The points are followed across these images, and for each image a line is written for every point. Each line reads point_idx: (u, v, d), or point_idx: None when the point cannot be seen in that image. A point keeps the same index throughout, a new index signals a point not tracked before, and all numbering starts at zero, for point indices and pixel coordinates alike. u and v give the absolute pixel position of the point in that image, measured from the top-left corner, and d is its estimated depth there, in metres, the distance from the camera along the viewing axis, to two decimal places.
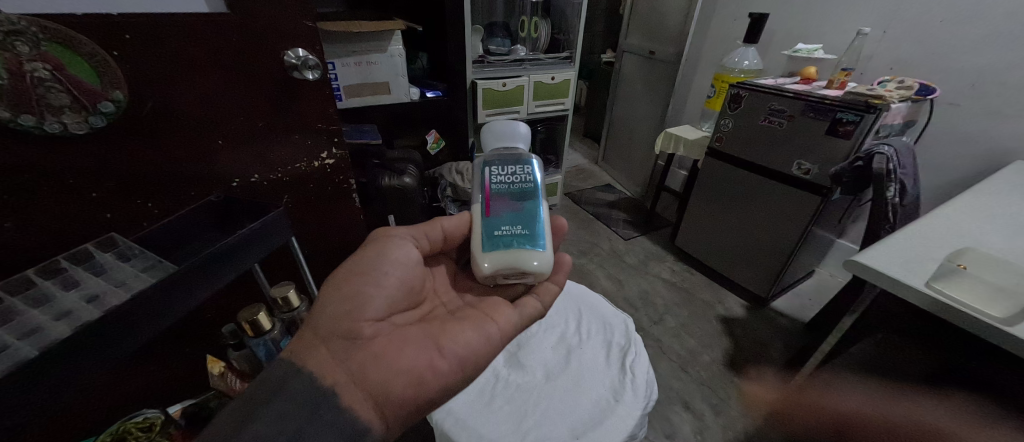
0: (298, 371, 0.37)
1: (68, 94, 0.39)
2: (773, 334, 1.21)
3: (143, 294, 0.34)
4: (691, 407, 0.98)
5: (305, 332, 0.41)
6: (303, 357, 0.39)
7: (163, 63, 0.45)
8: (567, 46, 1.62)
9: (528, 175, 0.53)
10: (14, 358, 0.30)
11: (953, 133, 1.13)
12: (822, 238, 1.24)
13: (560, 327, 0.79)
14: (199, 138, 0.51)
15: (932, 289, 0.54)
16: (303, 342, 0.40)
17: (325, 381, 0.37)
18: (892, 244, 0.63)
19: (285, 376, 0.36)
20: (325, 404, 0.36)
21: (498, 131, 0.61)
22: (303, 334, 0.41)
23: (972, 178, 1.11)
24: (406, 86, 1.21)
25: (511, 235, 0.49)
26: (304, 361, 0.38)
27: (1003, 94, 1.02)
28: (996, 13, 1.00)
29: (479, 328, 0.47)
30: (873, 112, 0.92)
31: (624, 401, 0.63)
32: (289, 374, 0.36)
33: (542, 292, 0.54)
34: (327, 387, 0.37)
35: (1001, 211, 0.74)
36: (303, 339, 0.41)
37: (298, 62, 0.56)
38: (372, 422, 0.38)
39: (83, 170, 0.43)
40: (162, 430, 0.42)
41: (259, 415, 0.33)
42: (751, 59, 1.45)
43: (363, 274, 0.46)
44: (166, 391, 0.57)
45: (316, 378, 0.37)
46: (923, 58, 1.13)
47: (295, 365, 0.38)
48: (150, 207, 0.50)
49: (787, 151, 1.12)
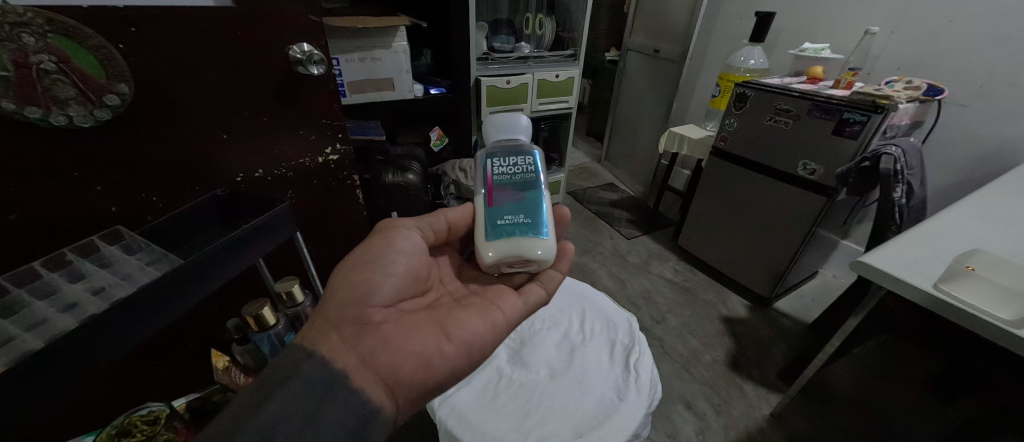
0: (309, 354, 0.37)
1: (74, 87, 0.39)
2: (775, 335, 1.20)
3: (147, 287, 0.34)
4: (693, 406, 0.98)
5: (315, 318, 0.41)
6: (314, 341, 0.38)
7: (168, 57, 0.45)
8: (572, 44, 1.61)
9: (531, 166, 0.53)
10: (19, 350, 0.30)
11: (960, 134, 1.12)
12: (827, 238, 1.23)
13: (564, 325, 0.79)
14: (203, 132, 0.51)
15: (940, 291, 0.53)
16: (314, 327, 0.40)
17: (337, 363, 0.37)
18: (900, 245, 0.63)
19: (297, 359, 0.36)
20: (337, 385, 0.35)
21: (501, 123, 0.61)
22: (314, 320, 0.41)
23: (979, 179, 1.11)
24: (410, 83, 1.19)
25: (514, 223, 0.49)
26: (315, 345, 0.38)
27: (1011, 95, 1.01)
28: (1006, 12, 0.98)
29: (484, 315, 0.48)
30: (880, 112, 0.92)
31: (628, 400, 0.63)
32: (301, 357, 0.36)
33: (546, 279, 0.53)
34: (339, 369, 0.37)
35: (1010, 212, 0.73)
36: (313, 324, 0.40)
37: (303, 57, 0.55)
38: (382, 404, 0.38)
39: (88, 163, 0.43)
40: (166, 424, 0.41)
41: (273, 396, 0.32)
42: (757, 58, 1.45)
43: (368, 263, 0.45)
44: (168, 385, 0.57)
45: (328, 361, 0.37)
46: (930, 59, 1.12)
47: (306, 348, 0.37)
48: (155, 201, 0.50)
49: (794, 151, 1.11)
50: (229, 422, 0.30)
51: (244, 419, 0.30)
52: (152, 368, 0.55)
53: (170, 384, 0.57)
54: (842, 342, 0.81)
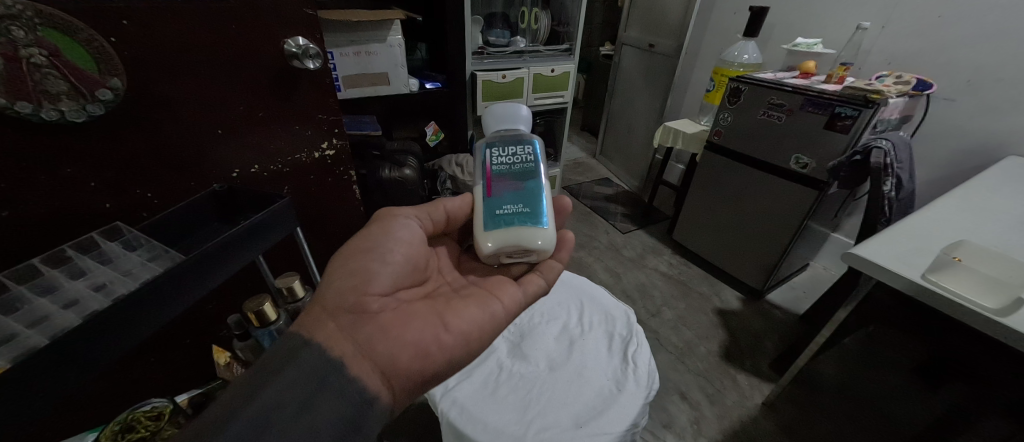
0: (308, 342, 0.37)
1: (65, 80, 0.38)
2: (768, 326, 1.23)
3: (147, 285, 0.34)
4: (688, 396, 1.00)
5: (314, 305, 0.42)
6: (311, 329, 0.38)
7: (161, 49, 0.44)
8: (566, 38, 1.60)
9: (530, 156, 0.53)
10: (25, 347, 0.30)
11: (948, 128, 1.14)
12: (817, 231, 1.26)
13: (562, 318, 0.80)
14: (197, 127, 0.50)
15: (928, 281, 0.54)
16: (312, 315, 0.40)
17: (334, 351, 0.37)
18: (888, 238, 0.64)
19: (295, 346, 0.36)
20: (335, 372, 0.35)
21: (501, 113, 0.61)
22: (313, 308, 0.41)
23: (964, 173, 1.13)
24: (405, 77, 1.19)
25: (513, 213, 0.49)
26: (312, 333, 0.38)
27: (998, 90, 1.03)
28: (992, 11, 1.01)
29: (483, 306, 0.48)
30: (872, 107, 0.92)
31: (626, 390, 0.64)
32: (299, 345, 0.36)
33: (546, 269, 0.54)
34: (337, 356, 0.37)
35: (995, 204, 0.75)
36: (311, 311, 0.41)
37: (299, 50, 0.55)
38: (379, 391, 0.38)
39: (79, 160, 0.42)
40: (170, 419, 0.41)
41: (272, 381, 0.32)
42: (751, 53, 1.47)
43: (367, 251, 0.46)
44: (163, 384, 0.56)
45: (326, 348, 0.37)
46: (920, 54, 1.14)
47: (303, 336, 0.37)
48: (149, 197, 0.49)
49: (788, 145, 1.12)
50: (225, 410, 0.30)
51: (242, 405, 0.30)
52: (148, 366, 0.54)
53: (166, 383, 0.57)
54: (833, 333, 0.83)
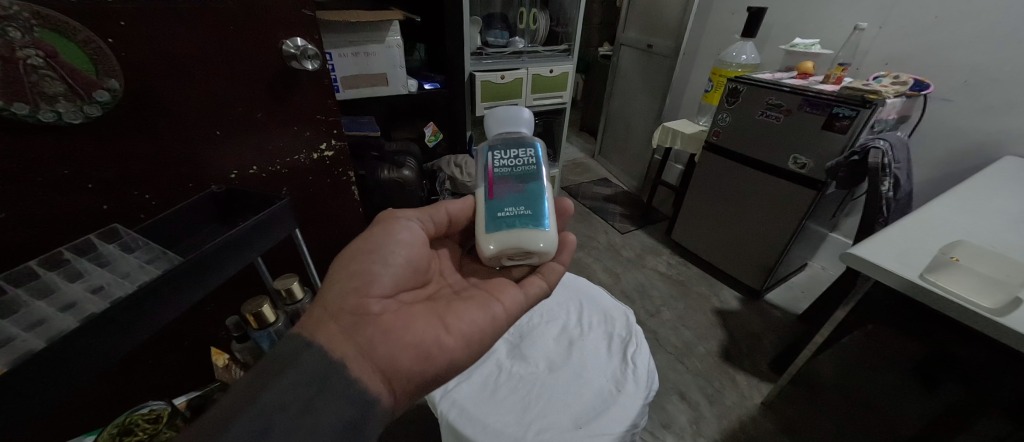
0: (309, 344, 0.37)
1: (62, 82, 0.37)
2: (767, 326, 1.23)
3: (144, 287, 0.34)
4: (687, 397, 1.00)
5: (315, 307, 0.41)
6: (312, 331, 0.38)
7: (159, 51, 0.44)
8: (565, 38, 1.61)
9: (532, 158, 0.53)
10: (22, 349, 0.30)
11: (945, 128, 1.15)
12: (815, 231, 1.26)
13: (561, 319, 0.80)
14: (195, 128, 0.50)
15: (924, 280, 0.55)
16: (313, 317, 0.40)
17: (335, 353, 0.37)
18: (886, 238, 0.64)
19: (296, 348, 0.36)
20: (336, 374, 0.35)
21: (503, 115, 0.61)
22: (314, 309, 0.41)
23: (962, 173, 1.14)
24: (404, 78, 1.19)
25: (514, 215, 0.49)
26: (313, 335, 0.38)
27: (995, 90, 1.04)
28: (989, 11, 1.01)
29: (484, 308, 0.48)
30: (868, 108, 0.93)
31: (626, 391, 0.64)
32: (300, 346, 0.36)
33: (547, 271, 0.54)
34: (337, 358, 0.37)
35: (992, 203, 0.75)
36: (312, 313, 0.40)
37: (297, 51, 0.54)
38: (380, 393, 0.38)
39: (76, 161, 0.41)
40: (169, 422, 0.41)
41: (272, 384, 0.32)
42: (748, 53, 1.47)
43: (369, 253, 0.46)
44: (162, 386, 0.56)
45: (327, 350, 0.37)
46: (918, 54, 1.14)
47: (304, 338, 0.37)
48: (148, 198, 0.49)
49: (786, 146, 1.13)
50: (225, 413, 0.30)
51: (243, 407, 0.30)
52: (147, 369, 0.54)
53: (165, 385, 0.56)
54: (832, 332, 0.83)
